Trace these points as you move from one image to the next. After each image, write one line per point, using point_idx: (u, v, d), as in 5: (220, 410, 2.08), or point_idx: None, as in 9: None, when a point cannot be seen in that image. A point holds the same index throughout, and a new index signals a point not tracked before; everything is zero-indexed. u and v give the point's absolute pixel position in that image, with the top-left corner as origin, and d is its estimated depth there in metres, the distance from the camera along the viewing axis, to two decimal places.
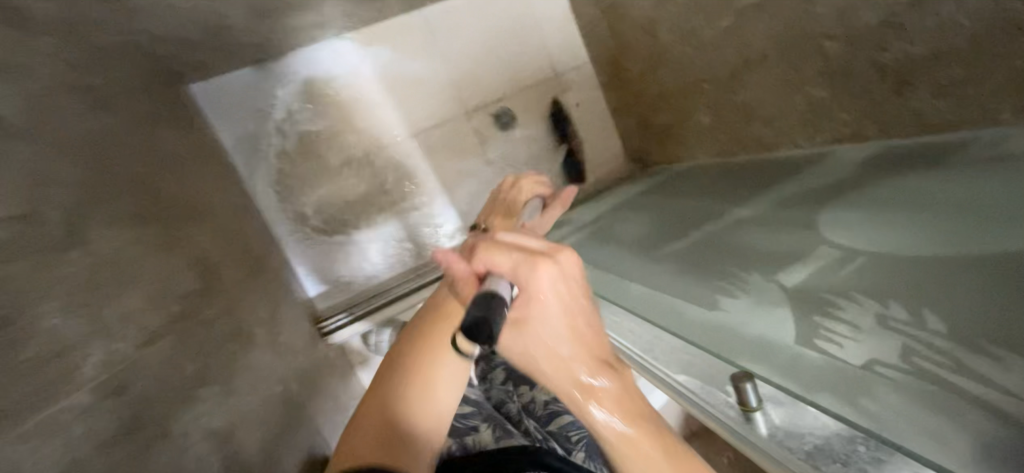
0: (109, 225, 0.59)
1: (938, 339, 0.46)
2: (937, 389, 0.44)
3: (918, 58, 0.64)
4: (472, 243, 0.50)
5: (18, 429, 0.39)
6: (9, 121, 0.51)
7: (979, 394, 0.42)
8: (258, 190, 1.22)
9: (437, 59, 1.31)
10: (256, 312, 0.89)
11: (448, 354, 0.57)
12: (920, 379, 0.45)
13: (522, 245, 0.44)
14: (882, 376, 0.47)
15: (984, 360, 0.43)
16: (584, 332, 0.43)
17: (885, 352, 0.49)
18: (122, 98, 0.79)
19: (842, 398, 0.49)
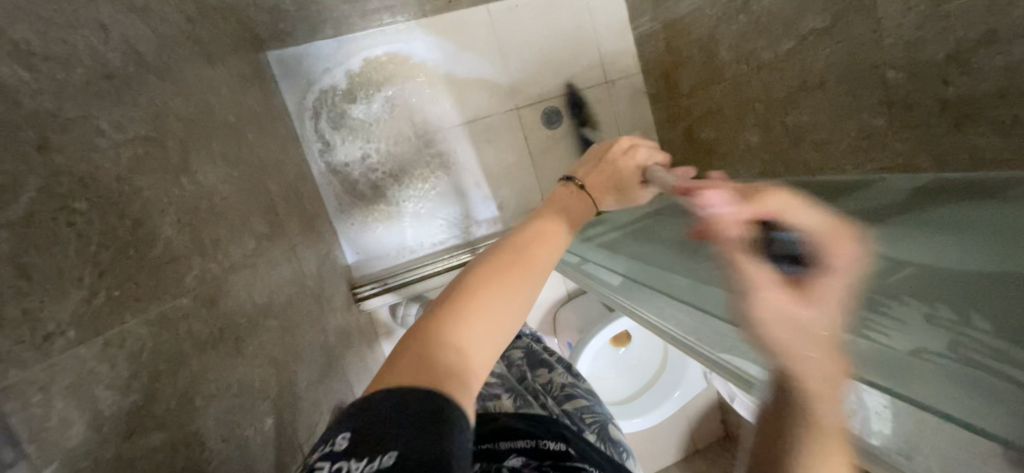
0: (206, 161, 0.65)
1: (988, 338, 0.42)
2: (980, 375, 0.40)
3: (981, 94, 0.66)
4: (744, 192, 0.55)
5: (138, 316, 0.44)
6: (147, 57, 0.58)
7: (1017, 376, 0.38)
8: (313, 156, 1.29)
9: (497, 53, 1.37)
10: (307, 265, 0.95)
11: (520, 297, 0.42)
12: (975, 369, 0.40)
13: (804, 224, 0.52)
14: (932, 363, 0.43)
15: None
16: (829, 291, 0.46)
17: (934, 344, 0.44)
18: (222, 52, 0.87)
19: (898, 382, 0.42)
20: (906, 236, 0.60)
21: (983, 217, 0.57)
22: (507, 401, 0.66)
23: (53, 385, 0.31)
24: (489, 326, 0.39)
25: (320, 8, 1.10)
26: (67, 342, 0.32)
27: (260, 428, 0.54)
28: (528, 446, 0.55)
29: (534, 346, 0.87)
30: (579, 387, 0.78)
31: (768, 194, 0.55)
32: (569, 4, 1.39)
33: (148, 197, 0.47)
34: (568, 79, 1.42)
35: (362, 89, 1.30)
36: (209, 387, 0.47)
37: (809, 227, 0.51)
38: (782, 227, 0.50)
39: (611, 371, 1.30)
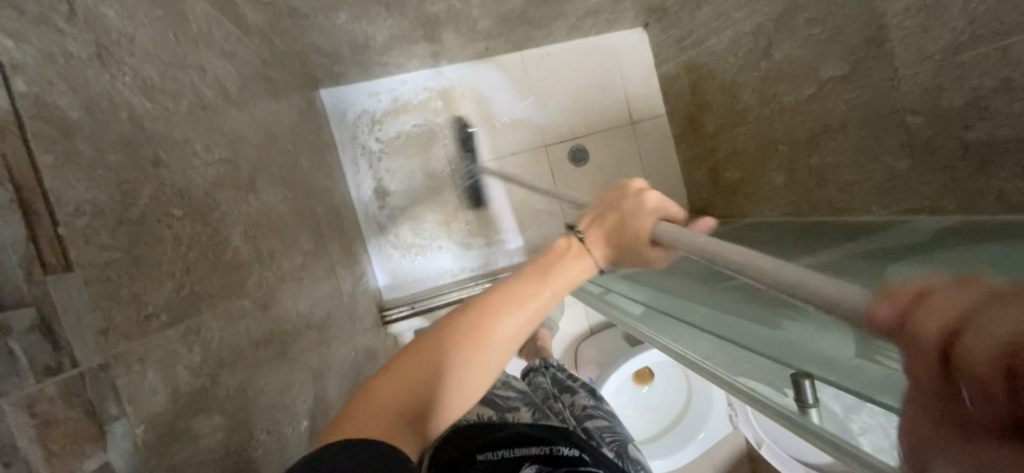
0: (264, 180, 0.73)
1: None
2: None
3: (1002, 139, 0.67)
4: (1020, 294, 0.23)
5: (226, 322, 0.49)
6: (231, 92, 0.67)
7: None
8: (354, 184, 1.39)
9: (528, 94, 1.46)
10: (345, 283, 1.02)
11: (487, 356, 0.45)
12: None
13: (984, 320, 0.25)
14: None
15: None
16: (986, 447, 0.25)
17: None
18: (286, 89, 0.98)
19: None
20: (928, 272, 0.61)
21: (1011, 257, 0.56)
22: (526, 413, 0.68)
23: (148, 358, 0.36)
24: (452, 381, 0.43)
25: (372, 53, 1.23)
26: (161, 325, 0.38)
27: (296, 427, 0.58)
28: (542, 453, 0.56)
29: (559, 373, 0.90)
30: (600, 409, 0.79)
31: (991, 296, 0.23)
32: (597, 51, 1.48)
33: (224, 209, 0.54)
34: (595, 119, 1.50)
35: (403, 124, 1.42)
36: (260, 382, 0.51)
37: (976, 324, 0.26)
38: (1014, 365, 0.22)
39: (633, 407, 1.28)
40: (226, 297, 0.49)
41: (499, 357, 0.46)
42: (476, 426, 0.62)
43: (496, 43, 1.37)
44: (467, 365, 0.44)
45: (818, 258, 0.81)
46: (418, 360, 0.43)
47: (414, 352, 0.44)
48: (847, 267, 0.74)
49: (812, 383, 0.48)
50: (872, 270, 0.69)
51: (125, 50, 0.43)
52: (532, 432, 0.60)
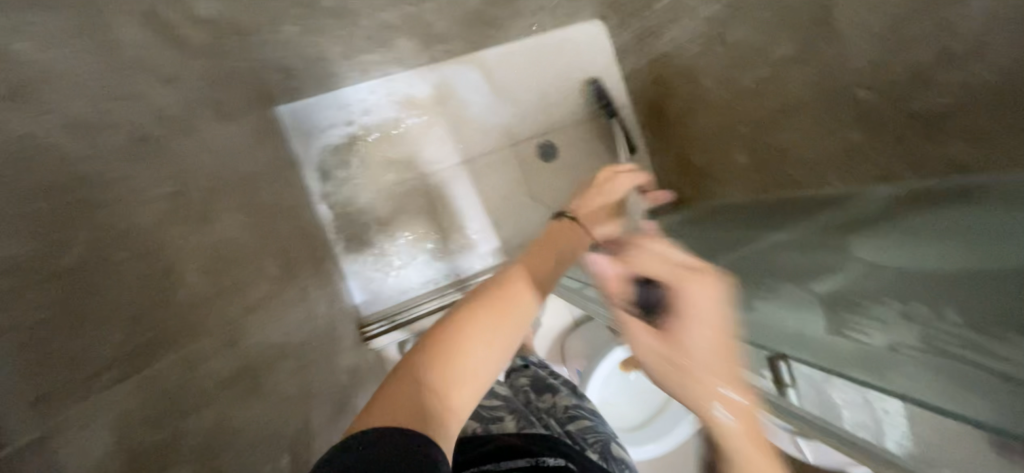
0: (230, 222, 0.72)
1: (961, 331, 0.46)
2: (956, 364, 0.45)
3: (945, 106, 0.70)
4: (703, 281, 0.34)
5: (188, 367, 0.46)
6: (176, 120, 0.64)
7: (1001, 368, 0.41)
8: (321, 200, 1.35)
9: (492, 94, 1.45)
10: (319, 304, 0.98)
11: (495, 340, 0.51)
12: (959, 366, 0.44)
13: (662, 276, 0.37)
14: (910, 357, 0.48)
15: (991, 342, 0.43)
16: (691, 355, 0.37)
17: (909, 338, 0.49)
18: (239, 109, 0.94)
19: (876, 377, 0.48)
20: (889, 242, 0.63)
21: (964, 221, 0.58)
22: (510, 422, 0.67)
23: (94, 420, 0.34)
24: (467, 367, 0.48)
25: (328, 65, 1.19)
26: (106, 382, 0.36)
27: (276, 465, 0.55)
28: (528, 464, 0.57)
29: (541, 372, 0.89)
30: (584, 408, 0.79)
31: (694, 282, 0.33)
32: (557, 46, 1.48)
33: (176, 245, 0.51)
34: (561, 114, 1.50)
35: (368, 135, 1.38)
36: (230, 423, 0.49)
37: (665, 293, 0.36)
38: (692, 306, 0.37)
39: (621, 396, 1.30)
40: (181, 340, 0.46)
41: (504, 341, 0.52)
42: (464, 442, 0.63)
43: (455, 45, 1.35)
44: (470, 350, 0.49)
45: (785, 234, 0.83)
46: (435, 349, 0.48)
47: (418, 351, 0.49)
48: (815, 242, 0.75)
49: (786, 363, 0.55)
50: (836, 243, 0.70)
51: (41, 88, 0.40)
52: (517, 443, 0.61)
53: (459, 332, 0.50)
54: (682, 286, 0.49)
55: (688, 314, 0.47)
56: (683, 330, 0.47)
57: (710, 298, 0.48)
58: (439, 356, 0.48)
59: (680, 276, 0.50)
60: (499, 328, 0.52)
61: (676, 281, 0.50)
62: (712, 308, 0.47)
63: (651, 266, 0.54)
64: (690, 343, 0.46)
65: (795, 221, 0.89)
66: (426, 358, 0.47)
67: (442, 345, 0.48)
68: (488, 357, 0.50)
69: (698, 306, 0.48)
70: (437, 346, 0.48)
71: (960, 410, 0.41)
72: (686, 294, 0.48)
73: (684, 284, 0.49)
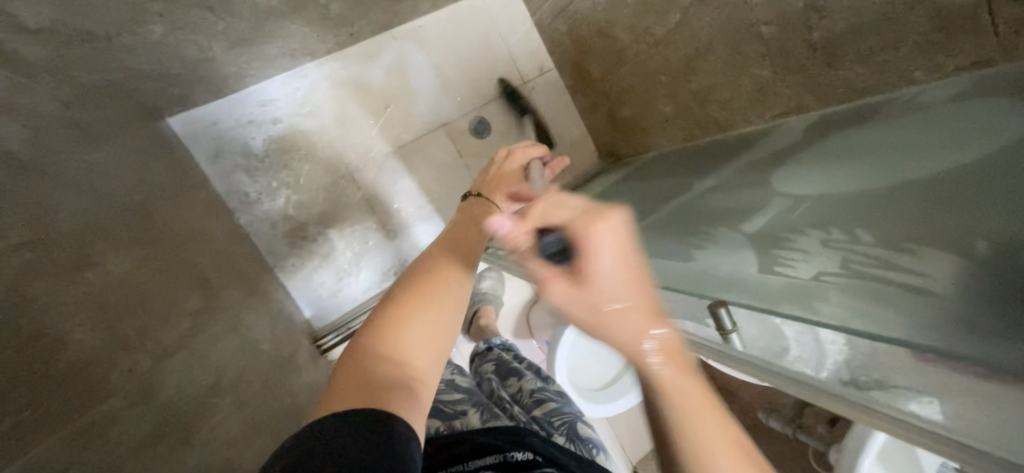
0: None
1: (875, 250, 0.49)
2: (870, 284, 0.46)
3: (840, 34, 0.73)
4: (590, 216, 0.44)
5: None
6: None
7: (915, 283, 0.44)
8: (242, 215, 1.23)
9: (410, 74, 1.36)
10: (258, 329, 0.91)
11: (437, 308, 0.51)
12: (877, 283, 0.46)
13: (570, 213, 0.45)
14: (828, 284, 0.49)
15: (903, 257, 0.46)
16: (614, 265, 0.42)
17: (830, 265, 0.51)
18: (111, 130, 0.82)
19: (801, 306, 0.49)
20: (805, 173, 0.66)
21: (869, 142, 0.61)
22: (475, 416, 0.67)
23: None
24: (416, 339, 0.48)
25: (215, 66, 1.06)
26: None
27: None
28: (496, 461, 0.56)
29: (505, 355, 0.89)
30: (549, 390, 0.80)
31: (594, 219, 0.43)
32: (471, 14, 1.40)
33: None
34: (486, 87, 1.45)
35: (285, 134, 1.26)
36: None
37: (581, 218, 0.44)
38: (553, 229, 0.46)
39: (591, 357, 1.34)
40: None
41: (447, 308, 0.52)
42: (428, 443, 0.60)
43: (359, 27, 1.25)
44: (416, 322, 0.49)
45: (716, 178, 0.85)
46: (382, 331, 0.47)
47: (368, 330, 0.48)
48: (742, 181, 0.78)
49: (727, 309, 0.54)
50: (761, 180, 0.73)
51: None
52: (482, 439, 0.59)
53: (408, 305, 0.50)
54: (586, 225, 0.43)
55: (595, 252, 0.42)
56: (597, 272, 0.41)
57: (611, 232, 0.43)
58: (393, 331, 0.48)
59: (580, 215, 0.45)
60: (439, 297, 0.52)
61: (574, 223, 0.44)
62: (617, 242, 0.42)
63: (552, 214, 0.48)
64: (604, 285, 0.41)
65: (724, 163, 0.92)
66: (374, 339, 0.47)
67: (393, 320, 0.48)
68: (439, 323, 0.51)
69: (608, 245, 0.42)
70: (381, 329, 0.47)
71: (882, 329, 0.43)
72: (586, 230, 0.43)
73: (584, 222, 0.44)
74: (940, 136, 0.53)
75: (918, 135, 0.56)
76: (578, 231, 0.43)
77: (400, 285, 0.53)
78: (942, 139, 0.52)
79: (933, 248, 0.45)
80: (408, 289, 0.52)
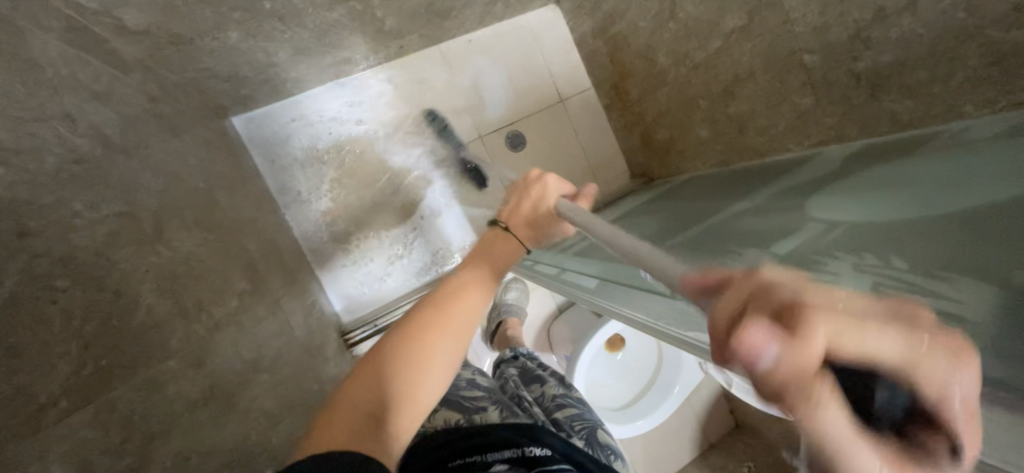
0: (117, 279, 0.47)
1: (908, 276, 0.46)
2: None
3: (886, 65, 0.72)
4: (924, 355, 0.23)
5: (137, 381, 0.44)
6: (112, 138, 0.61)
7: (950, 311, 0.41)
8: (288, 210, 1.31)
9: (454, 87, 1.43)
10: (295, 315, 0.96)
11: (439, 343, 0.50)
12: (916, 308, 0.41)
13: (885, 336, 0.23)
14: None
15: (938, 285, 0.44)
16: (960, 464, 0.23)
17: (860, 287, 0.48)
18: (187, 123, 0.90)
19: None
20: (843, 200, 0.65)
21: (911, 174, 0.61)
22: (494, 412, 0.69)
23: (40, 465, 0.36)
24: (409, 376, 0.47)
25: (280, 71, 1.15)
26: None
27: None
28: (514, 454, 0.57)
29: (528, 362, 0.92)
30: (570, 397, 0.81)
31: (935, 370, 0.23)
32: (518, 34, 1.47)
33: (127, 267, 0.49)
34: (525, 103, 1.49)
35: (349, 138, 1.36)
36: (205, 444, 0.48)
37: (905, 346, 0.23)
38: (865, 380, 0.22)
39: (611, 375, 1.33)
40: (134, 368, 0.44)
41: (449, 346, 0.51)
42: (447, 433, 0.62)
43: (410, 41, 1.32)
44: (413, 360, 0.48)
45: (750, 201, 0.86)
46: (379, 362, 0.48)
47: (368, 360, 0.49)
48: (776, 206, 0.78)
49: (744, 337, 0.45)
50: (797, 205, 0.73)
51: None
52: (501, 432, 0.61)
53: (417, 337, 0.50)
54: (941, 377, 0.22)
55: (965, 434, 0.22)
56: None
57: (961, 385, 0.23)
58: (388, 365, 0.48)
59: (912, 351, 0.23)
60: (441, 331, 0.51)
61: (921, 368, 0.22)
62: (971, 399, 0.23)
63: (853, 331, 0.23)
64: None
65: (759, 188, 0.91)
66: (368, 371, 0.47)
67: (399, 351, 0.48)
68: (443, 362, 0.50)
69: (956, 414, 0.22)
70: (377, 360, 0.48)
71: None
72: (945, 387, 0.23)
73: (931, 371, 0.23)
74: (988, 169, 0.52)
75: (962, 168, 0.55)
76: (932, 394, 0.22)
77: (411, 312, 0.54)
78: (991, 173, 0.51)
79: (970, 279, 0.43)
80: (419, 319, 0.52)
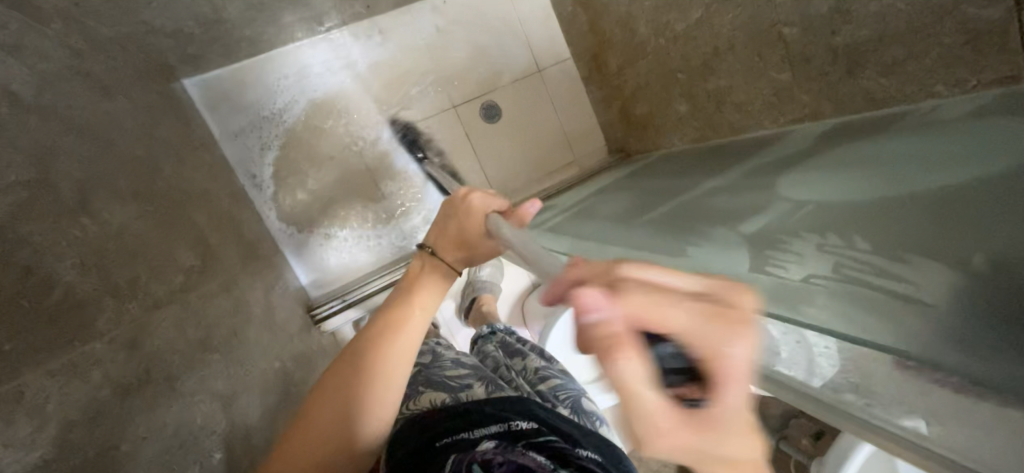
0: (31, 248, 0.43)
1: (869, 257, 0.47)
2: (858, 290, 0.46)
3: (864, 40, 0.71)
4: (718, 313, 0.31)
5: (58, 359, 0.41)
6: (25, 97, 0.55)
7: (908, 292, 0.43)
8: (245, 181, 1.23)
9: (424, 52, 1.35)
10: (253, 291, 0.92)
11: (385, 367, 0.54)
12: (869, 293, 0.45)
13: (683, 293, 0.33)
14: (816, 286, 0.48)
15: (898, 266, 0.45)
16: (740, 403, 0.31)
17: (820, 267, 0.50)
18: (123, 83, 0.82)
19: (786, 305, 0.46)
20: (815, 178, 0.64)
21: (880, 153, 0.60)
22: (479, 388, 0.70)
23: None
24: (361, 398, 0.53)
25: (231, 28, 1.06)
26: None
27: (206, 465, 0.52)
28: (501, 429, 0.59)
29: (508, 338, 0.92)
30: (553, 369, 0.82)
31: (722, 330, 0.31)
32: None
33: (38, 240, 0.44)
34: (501, 72, 1.42)
35: (311, 107, 1.28)
36: (154, 430, 0.47)
37: (690, 303, 0.32)
38: (663, 337, 0.31)
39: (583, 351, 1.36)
40: (68, 345, 0.42)
41: (400, 366, 0.55)
42: (438, 414, 0.63)
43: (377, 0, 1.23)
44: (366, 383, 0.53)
45: (722, 179, 0.84)
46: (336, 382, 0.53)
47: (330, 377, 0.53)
48: (747, 184, 0.77)
49: None
50: (768, 183, 0.71)
51: None
52: (488, 407, 0.64)
53: (368, 366, 0.53)
54: (721, 348, 0.30)
55: (726, 371, 0.30)
56: (730, 412, 0.31)
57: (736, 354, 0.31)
58: (343, 386, 0.53)
59: (699, 323, 0.31)
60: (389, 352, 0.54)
61: (700, 331, 0.31)
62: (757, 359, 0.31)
63: (651, 307, 0.31)
64: (728, 422, 0.31)
65: (732, 166, 0.90)
66: (324, 391, 0.53)
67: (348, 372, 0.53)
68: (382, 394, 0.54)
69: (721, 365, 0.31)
70: (335, 382, 0.53)
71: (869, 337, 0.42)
72: (721, 345, 0.30)
73: (709, 335, 0.31)
74: (956, 149, 0.52)
75: (927, 149, 0.55)
76: (709, 351, 0.31)
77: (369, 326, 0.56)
78: (957, 153, 0.51)
79: (929, 259, 0.44)
80: (356, 354, 0.54)
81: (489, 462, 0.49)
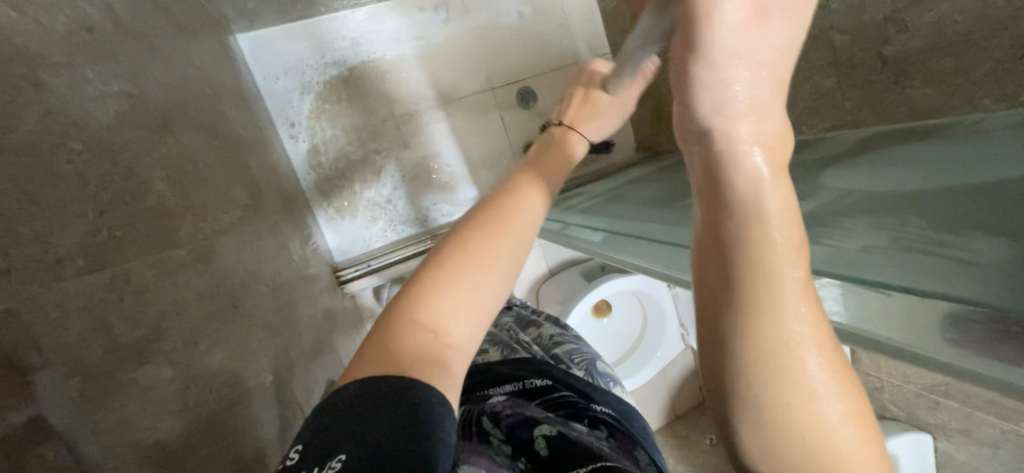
0: (131, 155, 0.46)
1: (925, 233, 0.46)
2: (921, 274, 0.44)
3: (915, 50, 0.73)
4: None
5: (154, 256, 0.43)
6: (123, 20, 0.58)
7: None
8: (285, 138, 1.26)
9: (468, 32, 1.38)
10: (291, 240, 0.95)
11: (493, 254, 0.42)
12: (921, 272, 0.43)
13: None
14: None
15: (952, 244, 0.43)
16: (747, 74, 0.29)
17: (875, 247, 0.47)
18: (193, 26, 0.86)
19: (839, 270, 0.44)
20: (857, 176, 0.66)
21: (926, 156, 0.62)
22: (495, 352, 0.73)
23: (32, 334, 0.33)
24: (463, 289, 0.40)
25: None
26: (78, 269, 0.36)
27: (259, 383, 0.55)
28: (515, 387, 0.61)
29: (523, 311, 0.93)
30: (566, 335, 0.85)
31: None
32: None
33: (136, 148, 0.47)
34: (541, 59, 1.45)
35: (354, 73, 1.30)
36: (221, 336, 0.50)
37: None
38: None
39: (597, 338, 1.38)
40: (161, 247, 0.45)
41: (508, 258, 0.43)
42: None
43: None
44: (470, 269, 0.41)
45: None
46: (433, 268, 0.41)
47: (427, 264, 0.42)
48: None
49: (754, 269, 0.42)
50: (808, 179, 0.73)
51: None
52: (500, 367, 0.65)
53: (472, 250, 0.42)
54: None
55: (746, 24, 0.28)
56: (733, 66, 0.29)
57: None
58: (442, 272, 0.40)
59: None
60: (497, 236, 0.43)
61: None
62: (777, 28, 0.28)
63: None
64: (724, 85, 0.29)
65: None
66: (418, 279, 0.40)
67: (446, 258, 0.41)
68: (486, 290, 0.41)
69: (771, 44, 0.29)
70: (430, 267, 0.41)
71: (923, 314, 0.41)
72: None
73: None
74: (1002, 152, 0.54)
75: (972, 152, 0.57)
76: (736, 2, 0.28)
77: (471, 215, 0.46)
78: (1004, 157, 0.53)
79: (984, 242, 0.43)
80: (458, 239, 0.43)
81: (496, 415, 0.54)
